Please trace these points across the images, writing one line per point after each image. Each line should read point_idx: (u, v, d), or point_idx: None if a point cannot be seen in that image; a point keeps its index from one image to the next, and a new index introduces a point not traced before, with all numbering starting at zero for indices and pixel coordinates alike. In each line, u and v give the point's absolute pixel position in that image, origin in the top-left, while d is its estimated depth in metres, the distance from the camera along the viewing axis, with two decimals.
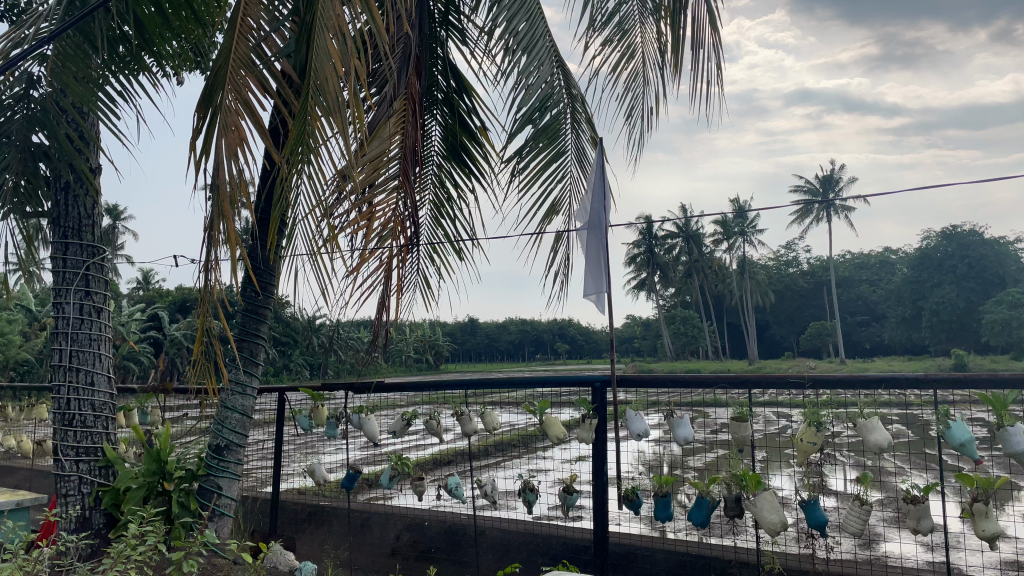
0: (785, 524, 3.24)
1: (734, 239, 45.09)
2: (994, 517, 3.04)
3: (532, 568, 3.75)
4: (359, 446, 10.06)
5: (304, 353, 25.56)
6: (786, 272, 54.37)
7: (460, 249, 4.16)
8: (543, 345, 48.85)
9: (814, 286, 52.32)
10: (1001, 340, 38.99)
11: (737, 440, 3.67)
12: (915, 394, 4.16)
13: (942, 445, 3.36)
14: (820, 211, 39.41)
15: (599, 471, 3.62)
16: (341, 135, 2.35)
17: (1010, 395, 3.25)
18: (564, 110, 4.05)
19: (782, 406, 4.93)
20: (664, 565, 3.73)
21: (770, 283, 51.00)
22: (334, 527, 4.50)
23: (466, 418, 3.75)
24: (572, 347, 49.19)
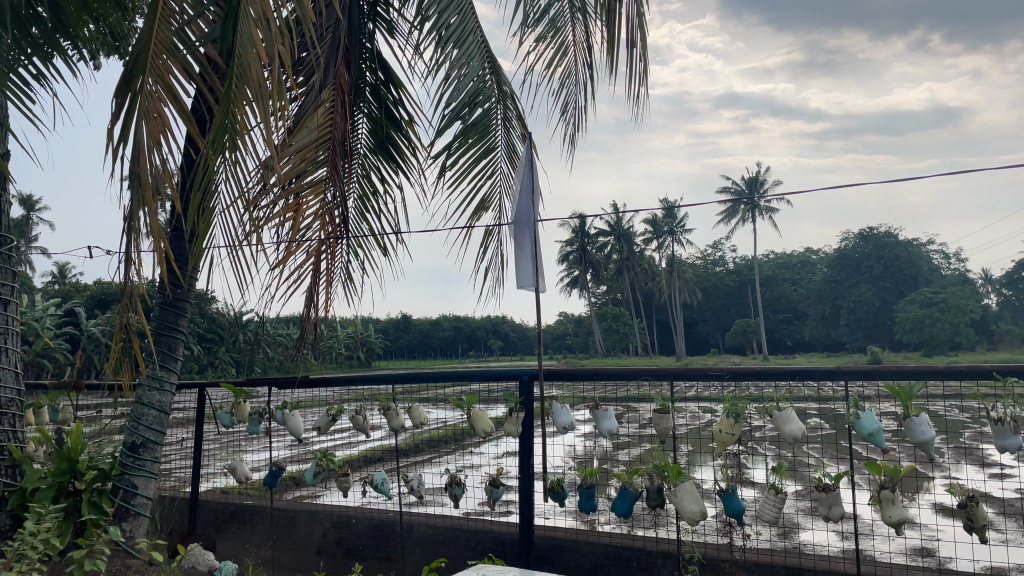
0: (704, 514, 3.33)
1: (664, 239, 46.03)
2: (901, 503, 3.18)
3: (459, 562, 3.76)
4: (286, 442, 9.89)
5: (229, 350, 25.01)
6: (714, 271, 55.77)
7: (388, 243, 4.17)
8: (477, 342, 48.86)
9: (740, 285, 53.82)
10: (914, 338, 40.89)
11: (659, 432, 3.75)
12: (831, 387, 4.32)
13: (854, 435, 3.50)
14: (745, 211, 40.50)
15: (525, 464, 3.65)
16: (266, 120, 2.34)
17: (916, 388, 3.42)
18: (494, 107, 4.09)
19: (704, 399, 5.06)
20: (591, 557, 3.81)
21: (698, 282, 52.26)
22: (258, 525, 4.43)
23: (393, 413, 3.72)
24: (505, 344, 49.31)
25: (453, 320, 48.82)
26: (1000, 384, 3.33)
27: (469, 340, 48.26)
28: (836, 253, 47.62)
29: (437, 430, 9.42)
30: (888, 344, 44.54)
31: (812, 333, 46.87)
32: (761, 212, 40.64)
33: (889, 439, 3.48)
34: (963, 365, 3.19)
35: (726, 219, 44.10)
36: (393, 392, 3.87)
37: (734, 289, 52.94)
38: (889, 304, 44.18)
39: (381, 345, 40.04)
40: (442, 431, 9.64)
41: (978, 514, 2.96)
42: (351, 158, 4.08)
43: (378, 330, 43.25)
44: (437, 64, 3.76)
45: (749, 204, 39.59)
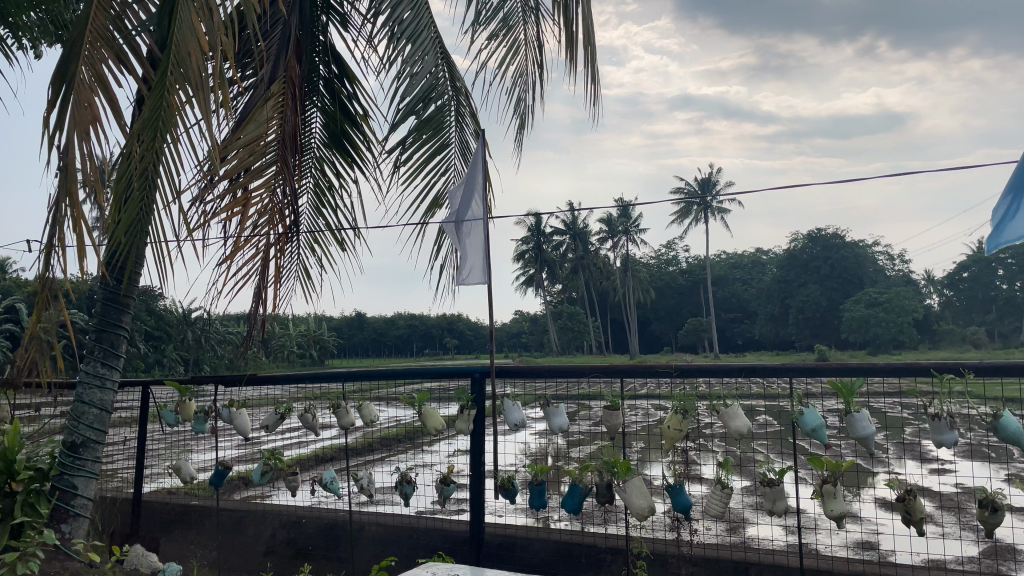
0: (652, 509, 3.38)
1: (619, 238, 46.44)
2: (842, 497, 3.27)
3: (409, 561, 3.76)
4: (235, 442, 9.74)
5: (177, 348, 24.56)
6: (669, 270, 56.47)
7: (342, 239, 4.14)
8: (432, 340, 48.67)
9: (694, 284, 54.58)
10: (859, 337, 41.95)
11: (609, 428, 3.81)
12: (776, 384, 4.42)
13: (797, 432, 3.59)
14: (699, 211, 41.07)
15: (476, 462, 3.66)
16: (202, 107, 2.37)
17: (857, 384, 3.51)
18: (448, 103, 4.09)
19: (653, 397, 5.13)
20: (542, 554, 3.85)
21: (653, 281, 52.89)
22: (205, 526, 4.37)
23: (343, 411, 3.70)
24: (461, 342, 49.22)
25: (409, 319, 48.63)
26: (937, 380, 3.44)
27: (425, 338, 48.09)
28: (786, 254, 48.58)
29: (390, 429, 9.37)
30: (836, 343, 45.65)
31: (763, 331, 47.79)
32: (713, 213, 41.14)
33: (830, 434, 3.57)
34: (901, 362, 3.28)
35: (680, 219, 44.71)
36: (344, 390, 3.85)
37: (688, 288, 53.67)
38: (837, 303, 45.27)
39: (334, 343, 39.68)
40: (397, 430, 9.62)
41: (914, 507, 3.06)
42: (303, 153, 4.03)
43: (332, 328, 42.85)
44: (389, 58, 3.74)
45: (703, 205, 40.20)
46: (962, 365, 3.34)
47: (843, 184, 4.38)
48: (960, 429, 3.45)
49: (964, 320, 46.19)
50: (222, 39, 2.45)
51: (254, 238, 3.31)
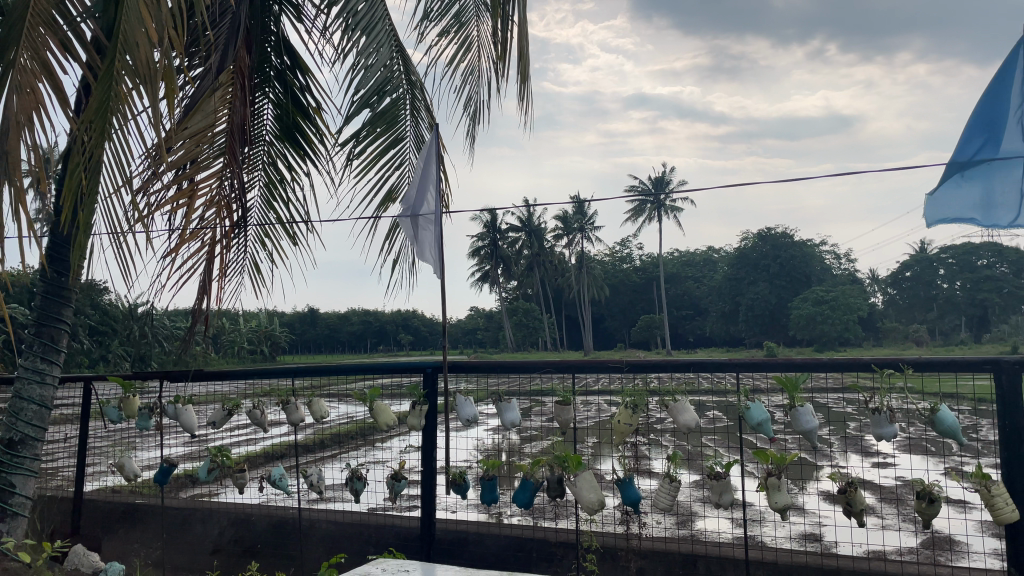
0: (602, 503, 3.42)
1: (573, 235, 46.67)
2: (786, 489, 3.35)
3: (360, 558, 3.75)
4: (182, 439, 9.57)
5: (123, 343, 24.01)
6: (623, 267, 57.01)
7: (294, 233, 4.10)
8: (386, 336, 48.33)
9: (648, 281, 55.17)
10: (806, 334, 42.88)
11: (560, 423, 3.86)
12: (724, 379, 4.49)
13: (743, 426, 3.67)
14: (652, 208, 41.42)
15: (428, 457, 3.66)
16: (149, 94, 2.33)
17: (800, 379, 3.59)
18: (402, 97, 4.07)
19: (605, 393, 5.19)
20: (495, 548, 3.88)
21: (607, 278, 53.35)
22: (151, 524, 4.30)
23: (292, 407, 3.66)
24: (415, 338, 48.97)
25: (363, 315, 48.26)
26: (878, 375, 3.54)
27: (379, 334, 47.74)
28: (737, 252, 49.40)
29: (343, 426, 9.30)
30: (784, 340, 46.65)
31: (713, 328, 48.59)
32: (666, 211, 41.51)
33: (776, 428, 3.65)
34: (843, 357, 3.37)
35: (632, 217, 45.19)
36: (293, 386, 3.81)
37: (641, 286, 54.24)
38: (786, 301, 46.23)
39: (285, 339, 39.15)
40: (349, 426, 9.54)
41: (855, 499, 3.14)
42: (253, 145, 3.97)
43: (284, 324, 42.30)
44: (344, 49, 3.72)
45: (655, 204, 40.70)
46: (902, 360, 3.44)
47: (788, 183, 4.48)
48: (899, 422, 3.55)
49: (907, 318, 47.55)
50: (169, 26, 2.42)
51: (201, 230, 3.26)
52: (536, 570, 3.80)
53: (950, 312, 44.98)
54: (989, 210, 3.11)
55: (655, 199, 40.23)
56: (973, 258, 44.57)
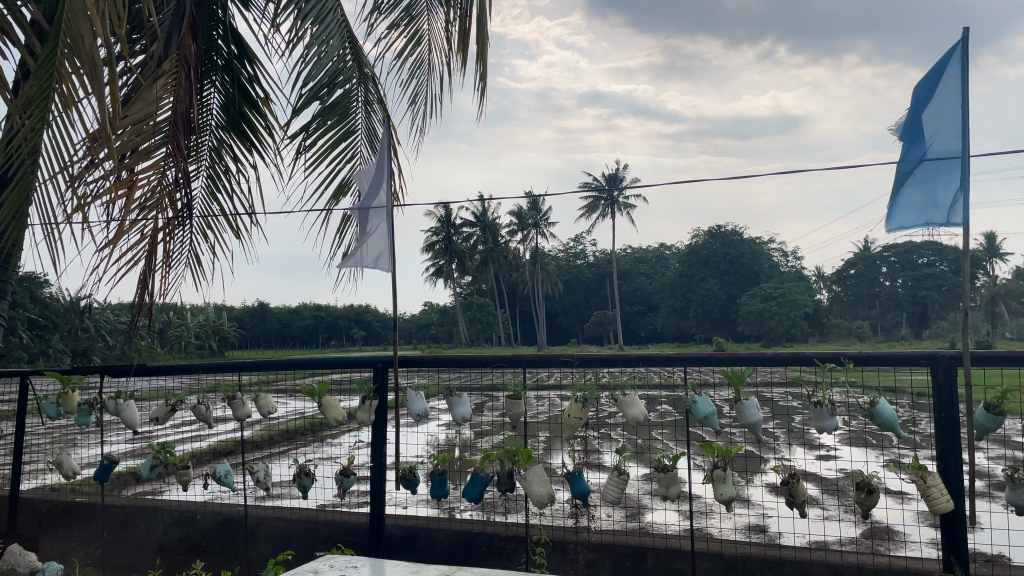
0: (551, 497, 3.45)
1: (528, 231, 46.76)
2: (731, 481, 3.41)
3: (308, 555, 3.72)
4: (124, 437, 9.35)
5: (62, 339, 23.36)
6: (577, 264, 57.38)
7: (239, 225, 4.03)
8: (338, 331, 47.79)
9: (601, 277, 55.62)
10: (755, 330, 43.69)
11: (510, 417, 3.88)
12: (671, 373, 4.56)
13: (690, 419, 3.73)
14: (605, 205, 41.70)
15: (377, 452, 3.64)
16: (95, 90, 2.27)
17: (746, 373, 3.67)
18: (353, 89, 4.03)
19: (554, 388, 5.23)
20: (446, 543, 3.89)
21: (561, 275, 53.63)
22: (91, 524, 4.21)
23: (239, 403, 3.61)
24: (368, 333, 48.56)
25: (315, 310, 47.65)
26: (820, 369, 3.62)
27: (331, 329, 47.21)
28: (688, 249, 50.07)
29: (293, 422, 9.19)
30: (733, 336, 47.52)
31: (664, 324, 49.25)
32: (619, 208, 41.83)
33: (722, 421, 3.73)
34: (786, 352, 3.45)
35: (586, 213, 45.48)
36: (240, 381, 3.76)
37: (595, 281, 54.66)
38: (737, 298, 47.06)
39: (233, 334, 38.43)
40: (299, 423, 9.43)
41: (798, 490, 3.21)
42: (199, 134, 3.89)
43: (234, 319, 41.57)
44: (294, 39, 3.66)
45: (608, 201, 41.03)
46: (843, 355, 3.53)
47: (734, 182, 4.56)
48: (840, 415, 3.65)
49: (851, 315, 48.85)
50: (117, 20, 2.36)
51: (141, 221, 3.20)
52: (486, 563, 3.81)
53: (892, 308, 46.34)
54: (935, 204, 3.60)
55: (608, 195, 40.52)
56: (914, 256, 46.03)
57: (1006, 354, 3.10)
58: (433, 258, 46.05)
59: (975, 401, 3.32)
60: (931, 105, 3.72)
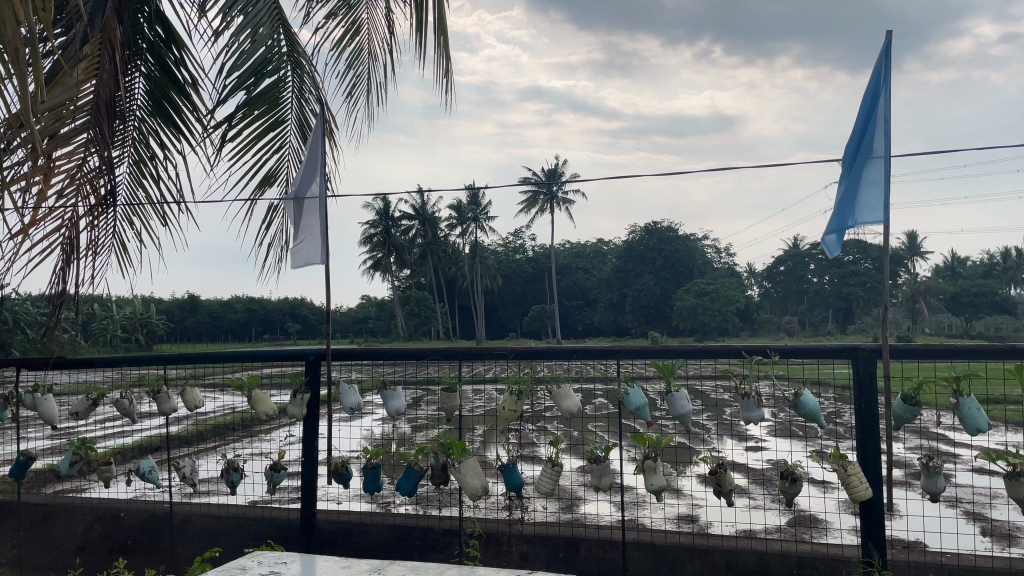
0: (485, 489, 3.45)
1: (467, 225, 46.65)
2: (662, 471, 3.47)
3: (237, 552, 3.68)
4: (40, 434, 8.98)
5: None
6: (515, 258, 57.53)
7: (164, 213, 3.93)
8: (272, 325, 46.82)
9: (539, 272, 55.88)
10: (688, 325, 44.59)
11: (445, 410, 3.89)
12: (604, 366, 4.63)
13: (622, 411, 3.79)
14: (545, 201, 41.85)
15: (309, 445, 3.60)
16: (18, 78, 2.18)
17: (676, 365, 3.74)
18: (284, 78, 3.95)
19: (489, 380, 5.24)
20: (380, 538, 3.89)
21: (500, 269, 53.72)
22: (10, 522, 4.06)
23: (163, 396, 3.53)
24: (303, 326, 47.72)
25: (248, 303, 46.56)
26: (747, 362, 3.72)
27: (264, 323, 46.27)
28: (625, 244, 50.73)
29: (220, 417, 9.00)
30: (668, 330, 48.38)
31: (601, 319, 49.85)
32: (559, 203, 42.01)
33: (654, 413, 3.79)
34: (716, 343, 3.54)
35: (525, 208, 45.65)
36: (165, 373, 3.67)
37: (534, 276, 54.91)
38: (671, 293, 47.95)
39: (161, 328, 37.27)
40: (227, 417, 9.23)
41: (725, 479, 3.30)
42: (123, 120, 3.77)
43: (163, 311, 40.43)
44: (223, 25, 3.59)
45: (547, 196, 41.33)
46: (769, 347, 3.63)
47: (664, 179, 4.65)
48: (767, 406, 3.75)
49: (780, 310, 50.32)
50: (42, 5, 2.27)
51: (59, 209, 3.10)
52: (421, 557, 3.82)
53: (820, 304, 47.89)
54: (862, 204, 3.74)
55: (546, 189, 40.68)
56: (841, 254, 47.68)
57: (923, 346, 3.24)
58: (371, 251, 45.54)
59: (893, 392, 3.45)
60: (868, 106, 3.79)
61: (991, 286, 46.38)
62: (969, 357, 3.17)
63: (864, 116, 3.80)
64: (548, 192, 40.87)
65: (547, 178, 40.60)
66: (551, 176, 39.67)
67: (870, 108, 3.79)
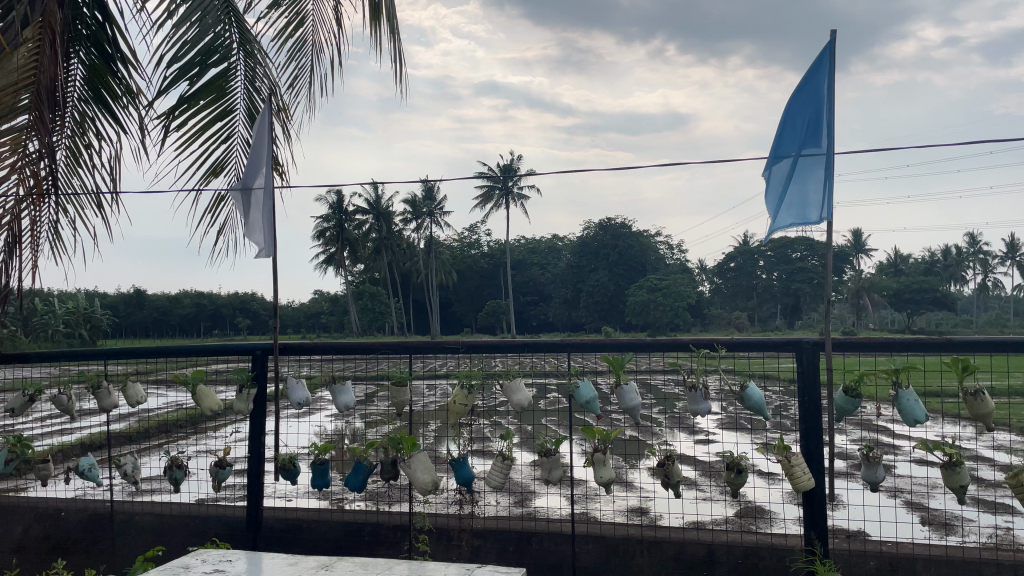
0: (435, 483, 3.46)
1: (423, 220, 46.42)
2: (610, 464, 3.49)
3: (181, 550, 3.64)
4: None
5: None
6: (470, 253, 57.47)
7: (105, 202, 3.86)
8: (223, 320, 45.99)
9: (494, 267, 55.87)
10: (641, 320, 45.07)
11: (395, 404, 3.88)
12: (552, 360, 4.65)
13: (573, 403, 3.82)
14: (500, 196, 41.83)
15: (255, 442, 3.54)
16: None
17: (625, 358, 3.77)
18: (233, 67, 3.89)
19: (439, 374, 5.24)
20: (329, 535, 3.87)
21: (455, 264, 53.62)
22: None
23: (104, 392, 3.47)
24: (254, 322, 46.96)
25: (197, 297, 45.65)
26: (695, 355, 3.77)
27: (214, 318, 45.46)
28: (580, 239, 51.00)
29: (166, 414, 8.84)
30: (621, 325, 48.87)
31: (556, 314, 50.11)
32: (514, 198, 42.03)
33: (603, 406, 3.82)
34: (663, 337, 3.58)
35: (479, 203, 45.59)
36: (106, 367, 3.60)
37: (489, 271, 54.92)
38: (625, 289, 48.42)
39: (105, 324, 36.36)
40: (171, 415, 9.06)
41: (673, 471, 3.34)
42: (62, 106, 3.69)
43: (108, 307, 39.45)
44: (167, 12, 3.53)
45: (501, 191, 41.33)
46: (717, 341, 3.69)
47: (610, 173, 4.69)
48: (714, 399, 3.81)
49: (731, 306, 51.20)
50: None
51: None
52: (371, 553, 3.81)
53: (770, 300, 48.84)
54: (803, 201, 3.81)
55: (502, 184, 40.69)
56: (789, 251, 48.59)
57: (863, 341, 3.32)
58: (324, 246, 45.05)
59: (836, 384, 3.52)
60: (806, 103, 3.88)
61: (933, 282, 47.75)
62: (908, 350, 3.25)
63: (801, 113, 3.88)
64: (502, 188, 40.88)
65: (501, 173, 40.58)
66: (506, 172, 39.69)
67: (806, 103, 3.88)
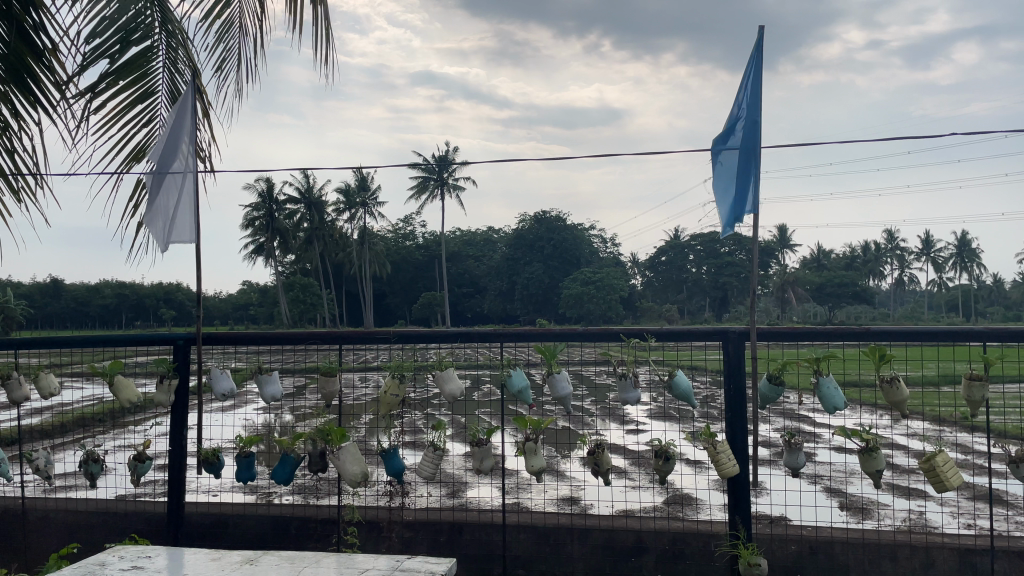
0: (364, 475, 3.43)
1: (358, 210, 45.87)
2: (541, 453, 3.51)
3: (99, 547, 3.52)
4: None
5: None
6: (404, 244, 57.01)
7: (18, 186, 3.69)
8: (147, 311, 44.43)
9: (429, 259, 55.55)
10: (575, 312, 45.55)
11: (323, 395, 3.81)
12: (481, 351, 4.65)
13: (505, 392, 3.82)
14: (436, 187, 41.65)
15: (175, 435, 3.44)
16: None
17: (556, 348, 3.79)
18: (154, 47, 3.75)
19: (368, 366, 5.18)
20: (256, 529, 3.80)
21: (389, 255, 53.11)
22: None
23: (14, 384, 3.32)
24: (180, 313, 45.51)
25: (119, 288, 43.98)
26: (626, 345, 3.81)
27: (138, 309, 43.88)
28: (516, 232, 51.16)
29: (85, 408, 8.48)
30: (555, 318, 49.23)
31: (490, 306, 50.17)
32: (450, 189, 41.89)
33: (534, 395, 3.84)
34: (594, 327, 3.62)
35: (415, 194, 45.28)
36: (17, 358, 3.45)
37: (424, 263, 54.59)
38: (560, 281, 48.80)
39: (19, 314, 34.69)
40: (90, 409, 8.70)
41: (602, 460, 3.38)
42: None
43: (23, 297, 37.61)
44: None
45: (438, 183, 41.20)
46: (646, 332, 3.74)
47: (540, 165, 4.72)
48: (643, 388, 3.86)
49: (662, 299, 52.20)
50: None
51: None
52: (299, 546, 3.76)
53: (700, 293, 49.98)
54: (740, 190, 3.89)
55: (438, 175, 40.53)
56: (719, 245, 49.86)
57: (784, 331, 3.42)
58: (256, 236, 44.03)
59: (759, 374, 3.60)
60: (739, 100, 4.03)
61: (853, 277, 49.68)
62: (827, 340, 3.35)
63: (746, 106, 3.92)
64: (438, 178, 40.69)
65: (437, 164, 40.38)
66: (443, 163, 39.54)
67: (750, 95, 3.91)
